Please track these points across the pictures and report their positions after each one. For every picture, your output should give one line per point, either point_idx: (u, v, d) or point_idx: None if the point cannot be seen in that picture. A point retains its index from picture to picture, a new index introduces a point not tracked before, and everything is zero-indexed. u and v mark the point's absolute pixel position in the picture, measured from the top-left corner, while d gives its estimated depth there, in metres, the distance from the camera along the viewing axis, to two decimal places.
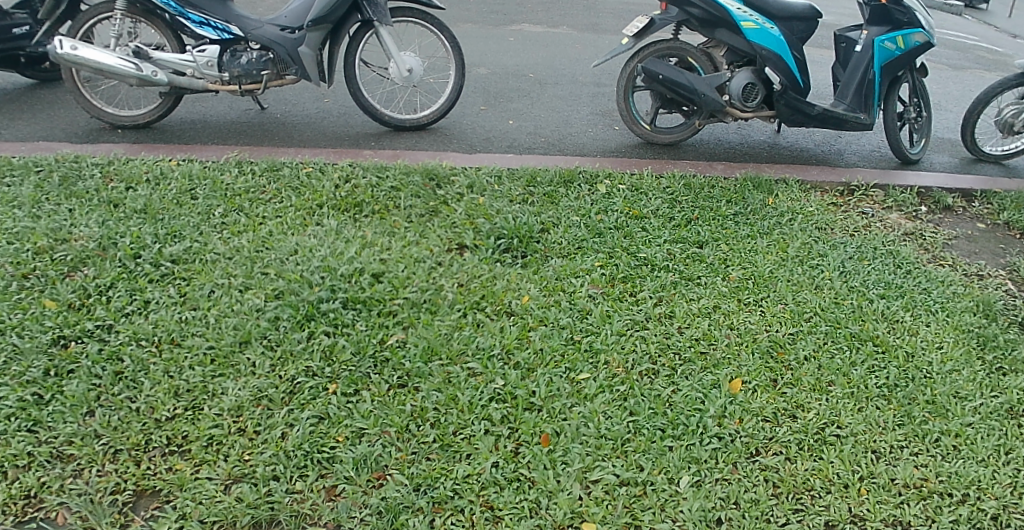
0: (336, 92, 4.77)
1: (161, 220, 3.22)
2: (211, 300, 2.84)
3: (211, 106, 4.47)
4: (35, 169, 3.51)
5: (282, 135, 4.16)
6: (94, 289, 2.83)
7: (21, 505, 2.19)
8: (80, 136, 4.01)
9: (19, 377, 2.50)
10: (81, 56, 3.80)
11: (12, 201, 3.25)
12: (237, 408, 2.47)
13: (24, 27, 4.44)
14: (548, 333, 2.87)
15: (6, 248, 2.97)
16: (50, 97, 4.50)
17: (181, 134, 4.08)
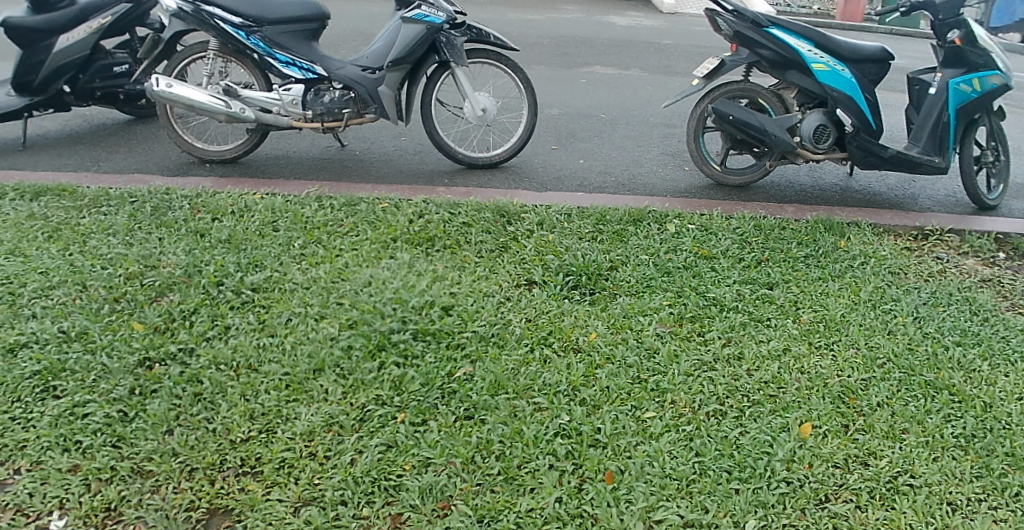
0: (412, 131, 4.91)
1: (244, 250, 3.35)
2: (288, 327, 2.94)
3: (294, 143, 4.65)
4: (129, 201, 3.71)
5: (361, 172, 4.29)
6: (179, 314, 2.97)
7: (102, 517, 2.31)
8: (171, 170, 4.22)
9: (107, 395, 2.66)
10: (175, 93, 4.01)
11: (108, 229, 3.45)
12: (309, 433, 2.56)
13: (124, 66, 4.72)
14: (614, 371, 2.88)
15: (101, 273, 3.15)
16: (146, 133, 4.76)
17: (267, 170, 4.24)
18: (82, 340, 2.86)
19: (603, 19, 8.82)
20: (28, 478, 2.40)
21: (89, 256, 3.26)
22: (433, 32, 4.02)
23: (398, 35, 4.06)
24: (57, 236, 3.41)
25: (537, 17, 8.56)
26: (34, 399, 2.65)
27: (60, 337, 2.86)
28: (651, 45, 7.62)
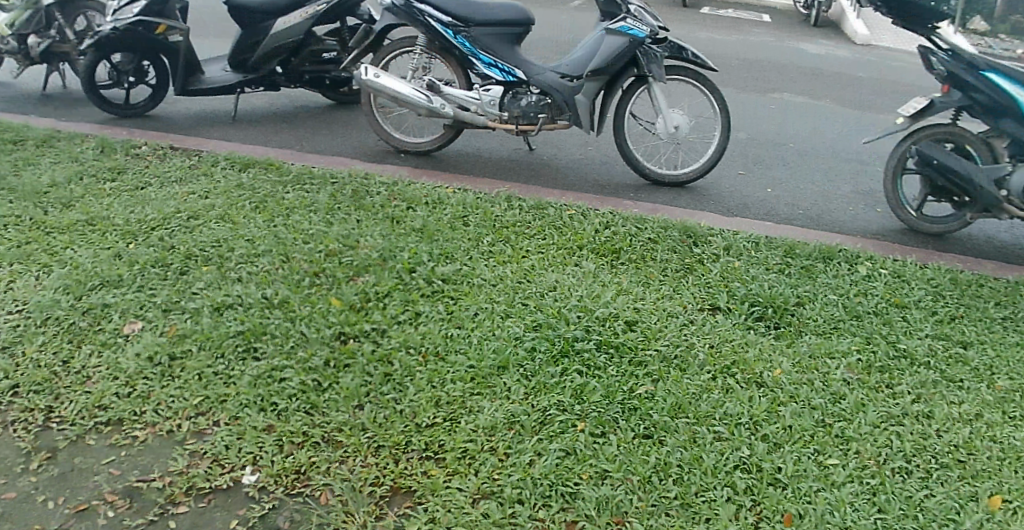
0: (600, 141, 4.92)
1: (436, 241, 3.45)
2: (475, 321, 3.01)
3: (484, 142, 4.76)
4: (330, 181, 3.90)
5: (548, 177, 4.33)
6: (374, 295, 3.09)
7: (291, 479, 2.46)
8: (369, 156, 4.41)
9: (304, 363, 2.81)
10: (382, 84, 4.18)
11: (310, 206, 3.64)
12: (490, 428, 2.61)
13: (332, 53, 4.96)
14: (799, 411, 2.78)
15: (304, 247, 3.33)
16: (345, 118, 5.00)
17: (458, 166, 4.36)
18: (282, 308, 3.03)
19: (790, 45, 8.55)
20: (225, 431, 2.61)
21: (292, 230, 3.45)
22: (636, 45, 3.99)
23: (601, 46, 4.05)
24: (264, 207, 3.63)
25: (721, 38, 8.41)
26: (237, 358, 2.85)
27: (264, 302, 3.04)
28: (841, 76, 7.33)
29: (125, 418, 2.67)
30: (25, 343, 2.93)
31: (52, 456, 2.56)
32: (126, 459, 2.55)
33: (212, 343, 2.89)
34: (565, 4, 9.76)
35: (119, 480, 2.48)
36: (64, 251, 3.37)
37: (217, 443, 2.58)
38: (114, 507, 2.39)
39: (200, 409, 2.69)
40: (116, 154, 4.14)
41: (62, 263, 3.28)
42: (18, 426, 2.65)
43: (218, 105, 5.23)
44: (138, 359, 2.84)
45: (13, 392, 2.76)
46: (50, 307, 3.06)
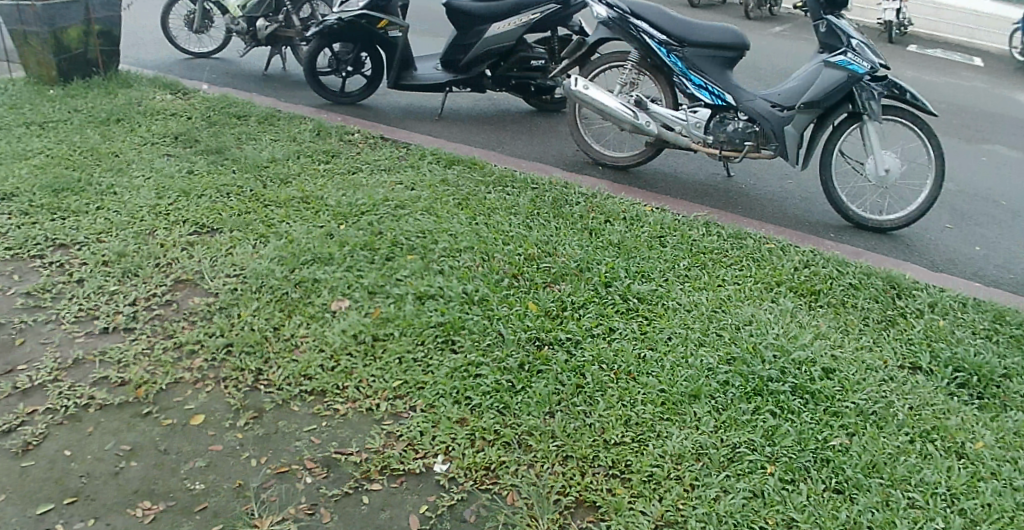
0: (802, 174, 4.78)
1: (632, 258, 3.53)
2: (668, 345, 3.04)
3: (682, 163, 4.82)
4: (529, 187, 4.14)
5: (746, 206, 4.30)
6: (570, 304, 3.20)
7: (481, 474, 2.52)
8: (568, 166, 4.63)
9: (500, 362, 2.91)
10: (591, 97, 4.34)
11: (512, 209, 3.88)
12: (678, 456, 2.58)
13: (540, 61, 5.34)
14: (999, 489, 2.53)
15: (505, 248, 3.52)
16: (544, 131, 5.25)
17: (654, 183, 4.47)
18: (481, 305, 3.17)
19: (1004, 93, 7.95)
20: (421, 417, 2.70)
21: (493, 230, 3.66)
22: (854, 80, 3.90)
23: (817, 78, 4.00)
24: (466, 205, 3.89)
25: (929, 81, 7.99)
26: (434, 347, 2.97)
27: (464, 297, 3.19)
28: None
29: (327, 389, 2.81)
30: (241, 306, 3.16)
31: (258, 417, 2.72)
32: (325, 429, 2.68)
33: (411, 330, 3.03)
34: (761, 30, 9.53)
35: (318, 450, 2.60)
36: (280, 223, 3.69)
37: (410, 428, 2.67)
38: (312, 474, 2.53)
39: (396, 393, 2.80)
40: (330, 137, 4.64)
41: (278, 236, 3.59)
42: (229, 385, 2.83)
43: (426, 110, 5.65)
44: (342, 336, 3.01)
45: (227, 352, 2.96)
46: (265, 276, 3.30)
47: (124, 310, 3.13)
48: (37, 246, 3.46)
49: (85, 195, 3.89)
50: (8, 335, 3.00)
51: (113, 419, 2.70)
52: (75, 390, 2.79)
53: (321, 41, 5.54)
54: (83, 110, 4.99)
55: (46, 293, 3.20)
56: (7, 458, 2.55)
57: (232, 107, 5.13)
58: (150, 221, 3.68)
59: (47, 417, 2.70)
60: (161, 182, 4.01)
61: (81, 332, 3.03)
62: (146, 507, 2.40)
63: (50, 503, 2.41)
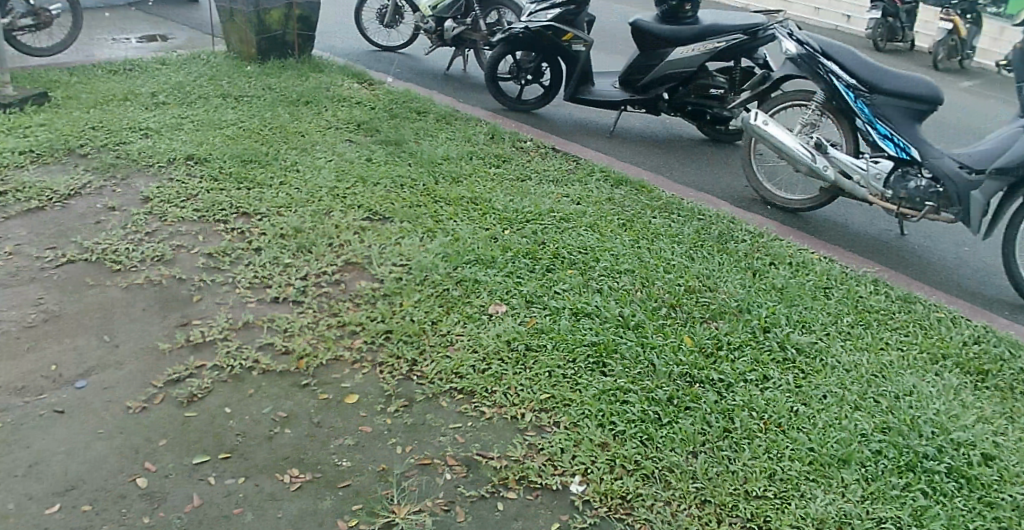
0: (980, 245, 5.23)
1: (795, 306, 4.07)
2: (823, 402, 3.36)
3: (860, 218, 5.66)
4: (696, 216, 5.20)
5: (918, 267, 4.89)
6: (726, 344, 3.71)
7: (615, 504, 2.86)
8: (740, 203, 5.78)
9: (648, 393, 3.36)
10: (770, 131, 5.33)
11: (677, 236, 4.84)
12: (819, 519, 2.79)
13: (726, 100, 6.72)
14: None
15: (671, 279, 4.27)
16: (729, 177, 6.48)
17: (816, 225, 5.47)
18: (636, 330, 3.80)
19: None
20: (563, 435, 3.15)
21: (654, 257, 4.51)
22: None
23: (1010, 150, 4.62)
24: (629, 227, 4.95)
25: None
26: (584, 366, 3.53)
27: (620, 320, 3.85)
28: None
29: (474, 391, 3.40)
30: (404, 296, 4.06)
31: (407, 405, 3.34)
32: (469, 430, 3.20)
33: (563, 345, 3.65)
34: (946, 83, 9.27)
35: (459, 449, 3.11)
36: (446, 221, 4.94)
37: (552, 444, 3.10)
38: (452, 470, 3.02)
39: (541, 406, 3.31)
40: (504, 143, 6.46)
41: (443, 233, 4.75)
42: (384, 369, 3.55)
43: (631, 151, 7.08)
44: (496, 341, 3.67)
45: (384, 338, 3.75)
46: (428, 270, 4.29)
47: (295, 284, 4.19)
48: (222, 214, 5.02)
49: (268, 169, 5.75)
50: (187, 294, 4.15)
51: (273, 386, 3.47)
52: (237, 353, 3.65)
53: (503, 46, 7.65)
54: (264, 122, 6.80)
55: (243, 260, 4.46)
56: (176, 407, 3.34)
57: (411, 103, 7.40)
58: (327, 203, 5.18)
59: (215, 378, 3.50)
60: (341, 166, 5.80)
61: (254, 298, 4.09)
62: (293, 476, 3.00)
63: (207, 456, 3.09)
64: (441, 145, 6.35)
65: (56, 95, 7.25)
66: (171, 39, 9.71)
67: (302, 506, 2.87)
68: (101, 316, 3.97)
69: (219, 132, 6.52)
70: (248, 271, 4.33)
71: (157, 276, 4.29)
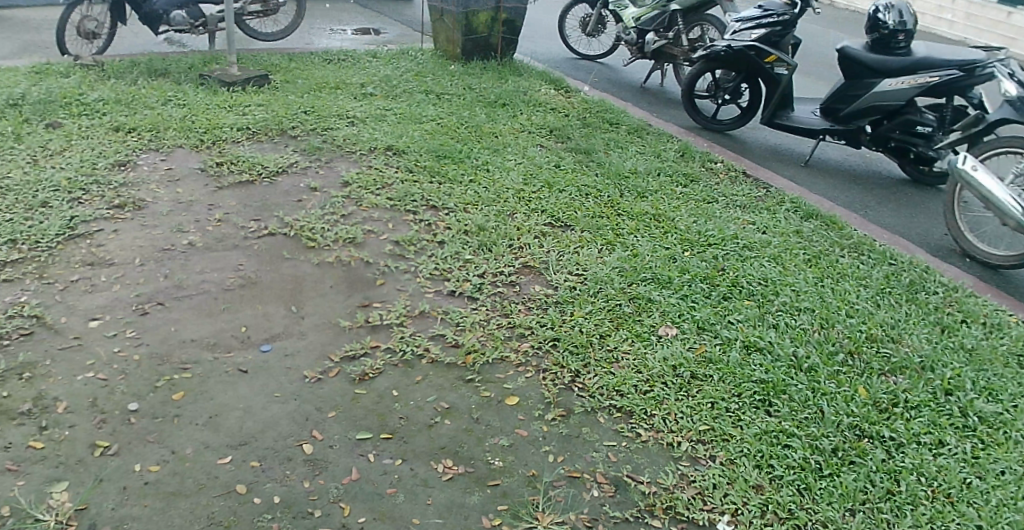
0: None
1: (984, 371, 4.23)
2: (1000, 479, 3.56)
3: None
4: (888, 261, 5.32)
5: None
6: (902, 401, 4.01)
7: None
8: (936, 252, 5.64)
9: (811, 441, 3.76)
10: (976, 177, 5.27)
11: (868, 282, 5.04)
12: None
13: (926, 128, 6.44)
14: None
15: (854, 324, 4.59)
16: (930, 217, 6.21)
17: (1019, 287, 5.22)
18: (809, 373, 4.20)
19: None
20: (719, 472, 3.60)
21: (838, 298, 4.83)
22: None
23: None
24: (815, 264, 5.23)
25: None
26: (749, 404, 4.00)
27: (794, 361, 4.27)
28: None
29: (634, 413, 3.97)
30: (575, 306, 4.75)
31: (565, 416, 3.97)
32: (622, 451, 3.75)
33: (731, 379, 4.15)
34: None
35: (610, 468, 3.66)
36: (629, 236, 5.51)
37: (705, 479, 3.57)
38: (600, 487, 3.56)
39: (700, 438, 3.81)
40: (694, 162, 6.71)
41: (625, 248, 5.34)
42: (546, 377, 4.22)
43: (825, 179, 6.87)
44: (662, 366, 4.24)
45: (550, 346, 4.42)
46: (603, 284, 4.95)
47: (472, 280, 4.94)
48: (414, 205, 5.71)
49: (460, 166, 6.32)
50: (373, 276, 4.96)
51: (440, 378, 4.20)
52: (409, 339, 4.44)
53: (704, 65, 7.56)
54: (462, 120, 7.18)
55: (427, 251, 5.21)
56: (348, 383, 4.14)
57: (607, 113, 7.60)
58: (511, 204, 5.82)
59: (386, 360, 4.30)
60: (530, 170, 6.33)
61: (433, 289, 4.86)
62: (447, 466, 3.67)
63: (371, 434, 3.84)
64: (631, 157, 6.69)
65: (275, 79, 7.87)
66: (383, 34, 10.25)
67: (453, 495, 3.52)
68: (295, 290, 4.80)
69: (419, 127, 6.97)
70: (430, 262, 5.08)
71: (347, 257, 5.11)
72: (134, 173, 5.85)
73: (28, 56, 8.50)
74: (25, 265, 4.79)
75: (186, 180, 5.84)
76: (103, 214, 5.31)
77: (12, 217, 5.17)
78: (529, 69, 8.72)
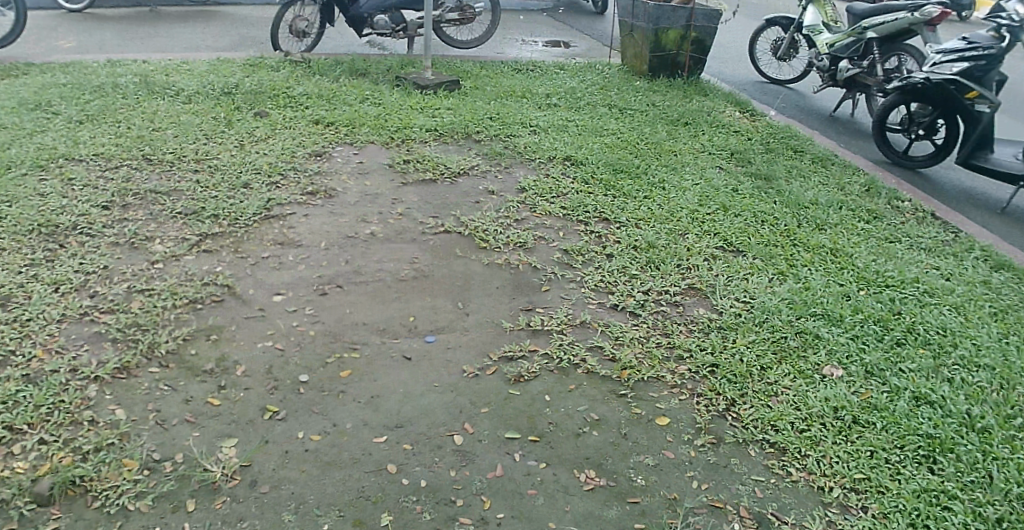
0: None
1: None
2: None
3: None
4: None
5: None
6: None
7: None
8: None
9: (977, 508, 3.55)
10: None
11: None
12: None
13: None
14: None
15: None
16: None
17: None
18: (983, 434, 3.94)
19: None
20: (870, 526, 3.49)
21: None
22: None
23: None
24: (1003, 319, 4.87)
25: None
26: (912, 458, 3.82)
27: (967, 420, 4.01)
28: None
29: (788, 451, 3.90)
30: (738, 333, 4.69)
31: (715, 443, 3.97)
32: (769, 488, 3.72)
33: (895, 429, 3.97)
34: None
35: (755, 504, 3.64)
36: (802, 267, 5.37)
37: None
38: (743, 521, 3.56)
39: (854, 486, 3.70)
40: (878, 198, 6.39)
41: (796, 280, 5.21)
42: (700, 401, 4.22)
43: (1020, 229, 6.37)
44: (823, 406, 4.12)
45: (707, 371, 4.40)
46: (771, 315, 4.84)
47: (636, 296, 4.99)
48: (587, 216, 5.83)
49: (636, 182, 6.36)
50: (538, 282, 5.12)
51: (593, 390, 4.30)
52: (567, 347, 4.56)
53: (898, 96, 7.20)
54: (642, 136, 7.22)
55: (594, 263, 5.31)
56: (503, 382, 4.32)
57: (792, 140, 7.40)
58: (683, 224, 5.81)
59: (543, 365, 4.44)
60: (706, 192, 6.28)
61: (596, 301, 4.96)
62: (589, 477, 3.78)
63: (519, 434, 4.00)
64: (812, 188, 6.47)
65: (465, 84, 8.26)
66: (572, 46, 10.49)
67: (590, 506, 3.63)
68: (464, 287, 5.04)
69: (599, 140, 7.08)
70: (596, 274, 5.18)
71: (517, 261, 5.29)
72: (329, 163, 6.34)
73: (248, 51, 9.39)
74: (222, 238, 5.33)
75: (375, 173, 6.26)
76: (297, 199, 5.79)
77: (218, 195, 5.76)
78: (715, 89, 8.60)
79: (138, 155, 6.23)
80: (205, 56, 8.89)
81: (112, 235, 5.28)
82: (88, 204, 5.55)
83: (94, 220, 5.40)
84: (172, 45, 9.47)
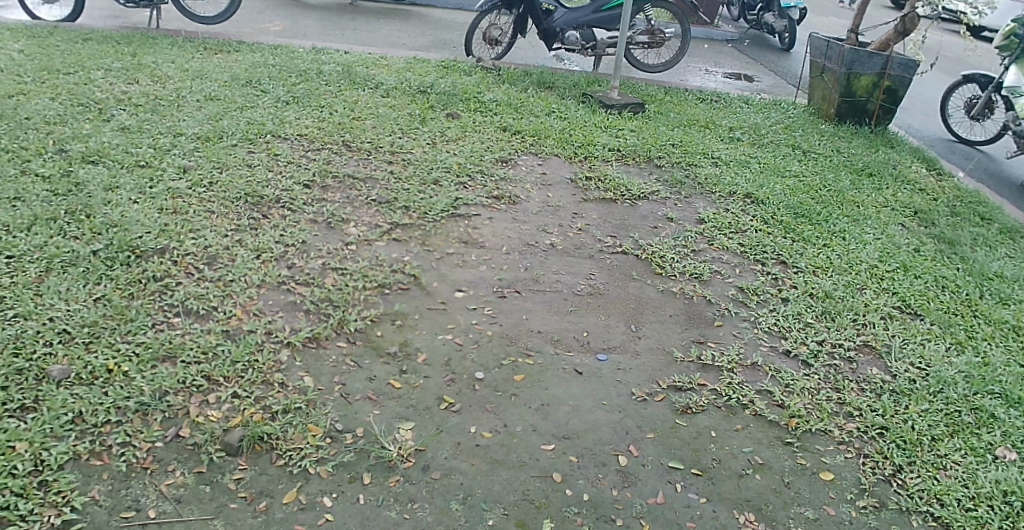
0: None
1: None
2: None
3: None
4: None
5: None
6: None
7: None
8: None
9: None
10: None
11: None
12: None
13: None
14: None
15: None
16: None
17: None
18: None
19: None
20: None
21: None
22: None
23: None
24: None
25: None
26: None
27: None
28: None
29: None
30: (911, 399, 4.52)
31: (879, 507, 3.88)
32: None
33: None
34: None
35: None
36: (982, 340, 5.14)
37: None
38: None
39: None
40: None
41: (975, 352, 4.99)
42: (867, 462, 4.11)
43: None
44: (993, 487, 3.96)
45: (876, 433, 4.29)
46: (946, 383, 4.65)
47: (810, 345, 4.91)
48: (765, 256, 5.77)
49: (817, 229, 6.24)
50: (711, 316, 5.12)
51: (759, 433, 4.26)
52: (736, 386, 4.53)
53: None
54: (825, 182, 7.08)
55: (769, 305, 5.26)
56: (668, 410, 4.35)
57: (980, 206, 7.07)
58: (862, 278, 5.66)
59: (711, 400, 4.44)
60: (889, 248, 6.09)
61: (768, 344, 4.91)
62: (749, 520, 3.76)
63: (681, 465, 4.02)
64: (1000, 259, 6.17)
65: (649, 108, 8.33)
66: (757, 81, 10.39)
67: None
68: (634, 310, 5.11)
69: (781, 180, 6.98)
70: (771, 317, 5.13)
71: (691, 292, 5.32)
72: (514, 171, 6.54)
73: (444, 53, 9.82)
74: (413, 230, 5.59)
75: (557, 186, 6.41)
76: (483, 201, 6.01)
77: (410, 188, 6.05)
78: (899, 141, 8.31)
79: (340, 141, 6.62)
80: (402, 53, 9.35)
81: (312, 213, 5.64)
82: (292, 181, 5.95)
83: (297, 196, 5.79)
84: (373, 40, 10.00)
